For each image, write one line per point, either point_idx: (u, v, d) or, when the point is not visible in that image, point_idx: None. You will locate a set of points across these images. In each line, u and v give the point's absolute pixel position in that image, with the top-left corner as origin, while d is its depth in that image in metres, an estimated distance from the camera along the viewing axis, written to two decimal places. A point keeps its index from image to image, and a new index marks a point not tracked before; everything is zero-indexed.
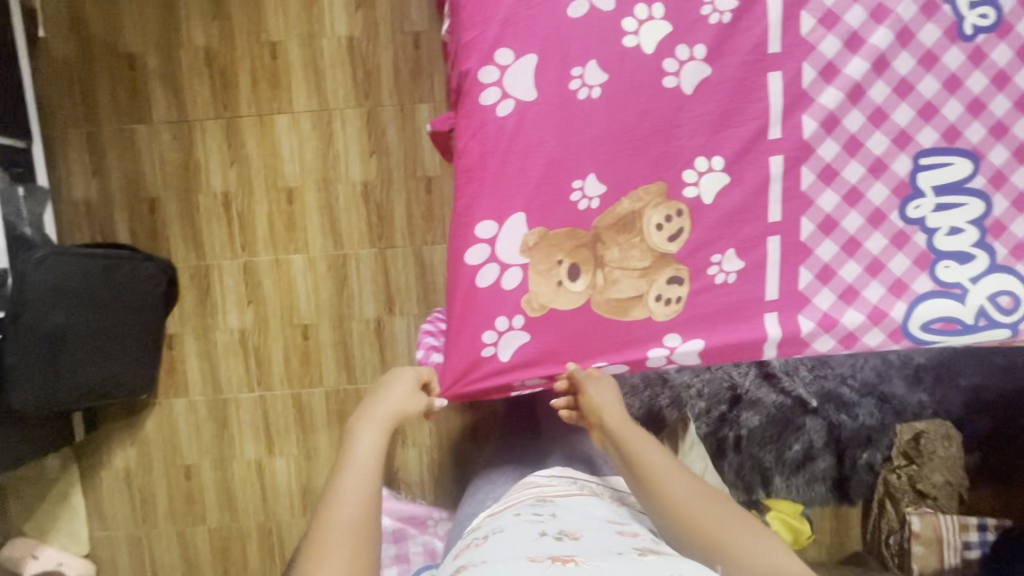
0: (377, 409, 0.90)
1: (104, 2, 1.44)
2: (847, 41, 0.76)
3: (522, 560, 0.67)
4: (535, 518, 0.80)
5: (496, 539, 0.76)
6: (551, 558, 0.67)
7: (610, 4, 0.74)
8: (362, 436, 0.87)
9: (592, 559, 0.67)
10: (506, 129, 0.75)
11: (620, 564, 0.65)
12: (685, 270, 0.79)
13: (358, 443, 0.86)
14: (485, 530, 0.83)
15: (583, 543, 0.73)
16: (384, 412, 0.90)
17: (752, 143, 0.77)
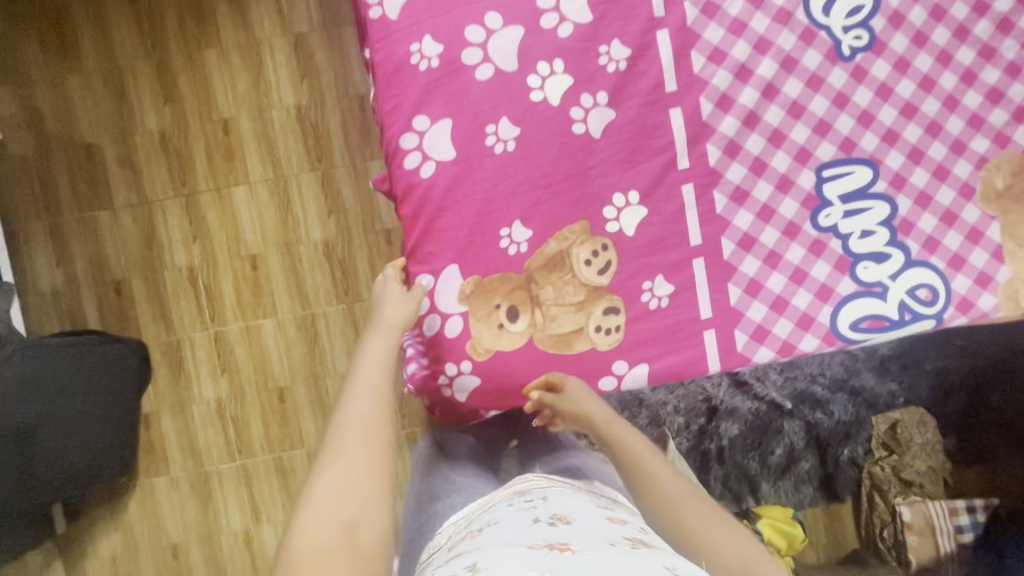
0: (380, 319, 0.80)
1: (58, 99, 1.50)
2: (737, 73, 0.84)
3: (519, 547, 0.65)
4: (529, 512, 0.78)
5: (490, 532, 0.73)
6: (549, 547, 0.65)
7: (514, 64, 0.80)
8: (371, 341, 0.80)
9: (590, 548, 0.65)
10: (432, 187, 0.80)
11: (614, 554, 0.64)
12: (619, 299, 0.81)
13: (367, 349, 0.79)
14: (478, 523, 0.80)
15: (582, 534, 0.71)
16: (388, 322, 0.80)
17: (663, 174, 0.83)
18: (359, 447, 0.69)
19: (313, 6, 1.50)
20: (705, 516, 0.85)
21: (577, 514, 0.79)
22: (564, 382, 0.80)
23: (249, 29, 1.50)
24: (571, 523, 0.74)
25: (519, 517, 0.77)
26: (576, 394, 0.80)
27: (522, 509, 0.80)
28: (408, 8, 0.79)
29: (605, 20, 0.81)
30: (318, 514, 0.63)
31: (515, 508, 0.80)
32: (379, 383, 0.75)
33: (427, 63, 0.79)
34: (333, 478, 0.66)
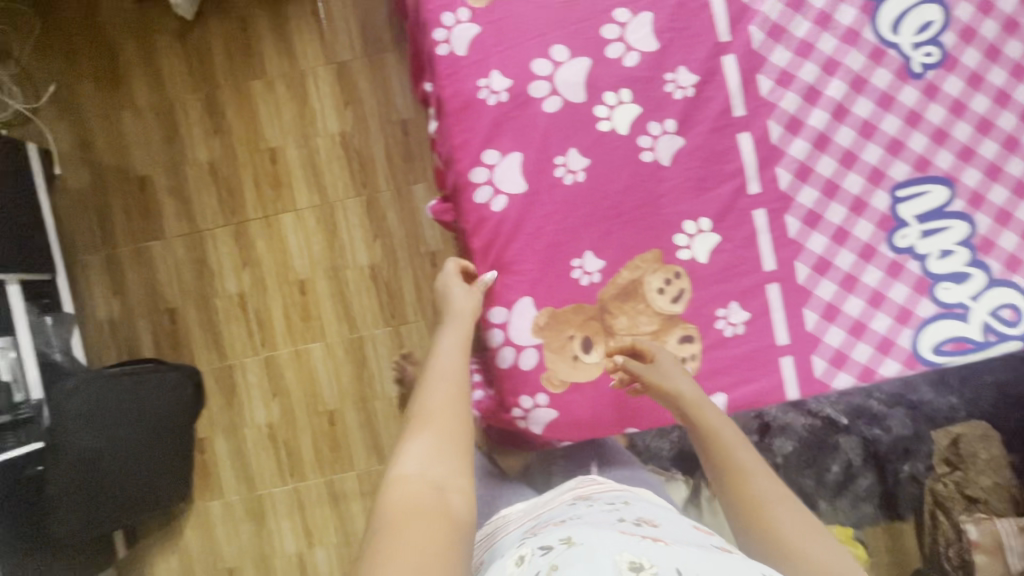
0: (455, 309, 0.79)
1: (111, 132, 1.54)
2: (805, 95, 0.82)
3: (612, 531, 0.63)
4: (613, 513, 0.75)
5: (575, 521, 0.71)
6: (643, 536, 0.63)
7: (582, 95, 0.80)
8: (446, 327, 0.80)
9: (683, 545, 0.62)
10: (503, 220, 0.80)
11: (711, 555, 0.60)
12: (694, 328, 0.81)
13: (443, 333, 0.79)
14: (559, 514, 0.79)
15: (672, 533, 0.68)
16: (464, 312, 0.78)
17: (733, 200, 0.82)
18: (440, 423, 0.66)
19: (356, 34, 1.52)
20: (802, 528, 0.70)
21: (662, 518, 0.74)
22: (655, 355, 0.77)
23: (294, 59, 1.53)
24: (657, 525, 0.70)
25: (604, 514, 0.74)
26: (667, 368, 0.77)
27: (604, 510, 0.77)
28: (476, 44, 0.80)
29: (671, 47, 0.81)
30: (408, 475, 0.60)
31: (599, 510, 0.77)
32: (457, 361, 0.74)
33: (495, 98, 0.79)
34: (420, 445, 0.63)
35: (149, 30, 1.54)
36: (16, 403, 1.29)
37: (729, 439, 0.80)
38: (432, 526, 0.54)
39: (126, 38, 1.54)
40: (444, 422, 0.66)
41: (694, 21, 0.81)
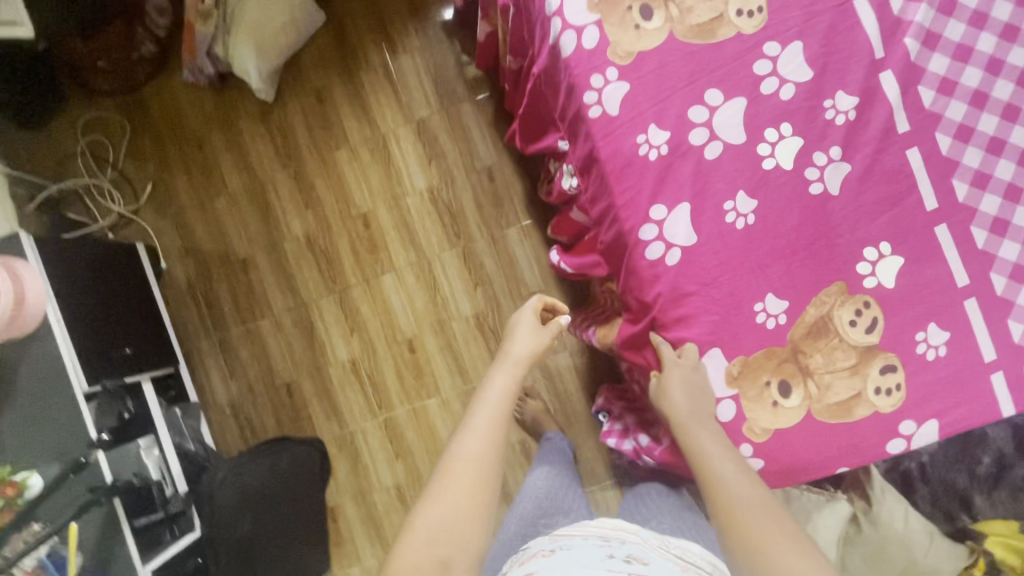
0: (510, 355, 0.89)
1: (209, 219, 1.59)
2: (972, 100, 0.79)
3: None
4: (599, 542, 0.63)
5: (552, 559, 0.59)
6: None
7: (742, 136, 0.78)
8: (494, 379, 0.83)
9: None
10: (681, 274, 0.78)
11: None
12: (895, 356, 0.77)
13: (490, 385, 0.81)
14: (549, 544, 0.66)
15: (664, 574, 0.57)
16: (516, 357, 0.88)
17: (913, 219, 0.78)
18: (471, 481, 0.66)
19: (430, 90, 1.55)
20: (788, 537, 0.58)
21: (651, 554, 0.63)
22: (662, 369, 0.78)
23: (373, 123, 1.56)
24: (648, 564, 0.59)
25: (589, 544, 0.62)
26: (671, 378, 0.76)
27: (592, 539, 0.64)
28: (627, 101, 0.79)
29: (826, 73, 0.79)
30: (428, 543, 0.60)
31: (586, 540, 0.64)
32: (497, 417, 0.74)
33: (656, 152, 0.78)
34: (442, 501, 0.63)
35: (231, 117, 1.59)
36: (168, 498, 1.25)
37: (711, 450, 0.71)
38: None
39: (211, 129, 1.59)
40: (472, 487, 0.65)
41: (846, 43, 0.79)
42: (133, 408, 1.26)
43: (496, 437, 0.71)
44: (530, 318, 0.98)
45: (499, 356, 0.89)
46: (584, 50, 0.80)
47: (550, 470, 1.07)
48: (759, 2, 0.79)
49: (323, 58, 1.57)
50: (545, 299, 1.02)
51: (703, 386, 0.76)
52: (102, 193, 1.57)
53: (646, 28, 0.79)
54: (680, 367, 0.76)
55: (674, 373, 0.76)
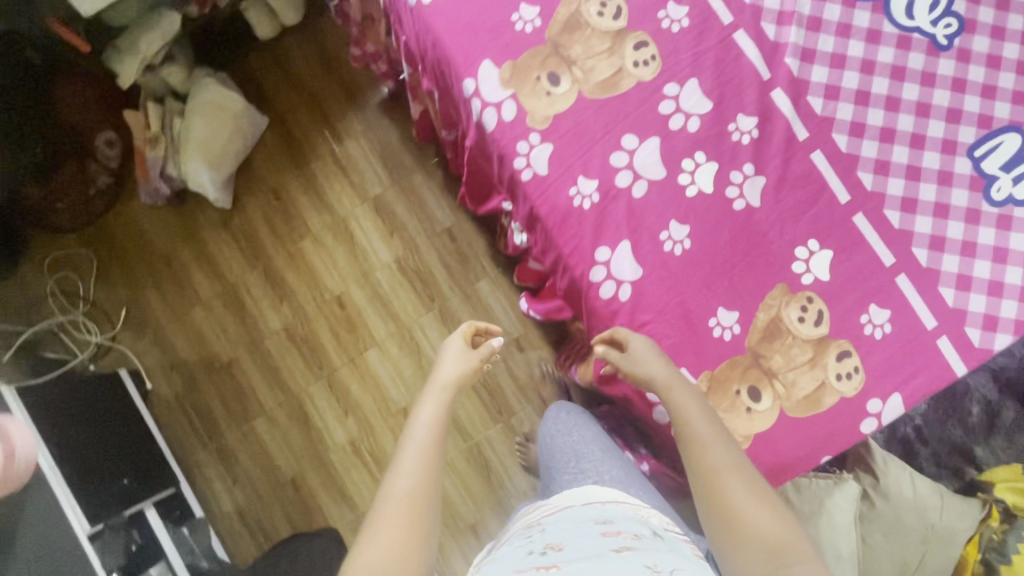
0: (437, 378, 0.90)
1: (188, 331, 1.62)
2: (856, 99, 0.88)
3: None
4: (525, 544, 0.65)
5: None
6: (538, 569, 0.56)
7: (662, 170, 0.85)
8: (421, 411, 0.84)
9: (585, 563, 0.55)
10: (635, 306, 0.84)
11: (594, 560, 0.55)
12: (847, 342, 0.83)
13: (418, 417, 0.83)
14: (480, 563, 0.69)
15: (578, 550, 0.60)
16: (443, 380, 0.90)
17: (832, 214, 0.85)
18: (404, 513, 0.67)
19: (379, 167, 1.62)
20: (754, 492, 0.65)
21: (564, 524, 0.68)
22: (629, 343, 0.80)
23: (331, 209, 1.62)
24: (564, 548, 0.61)
25: (514, 551, 0.64)
26: (639, 352, 0.78)
27: (518, 544, 0.67)
28: (554, 160, 0.86)
29: (724, 101, 0.87)
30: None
31: (511, 543, 0.68)
32: (424, 452, 0.75)
33: (589, 200, 0.85)
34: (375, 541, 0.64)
35: (194, 229, 1.63)
36: None
37: (692, 415, 0.73)
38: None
39: (177, 245, 1.64)
40: (405, 523, 0.66)
41: (735, 72, 0.88)
42: (139, 538, 1.27)
43: (425, 473, 0.73)
44: (461, 342, 0.97)
45: (427, 384, 0.90)
46: (506, 122, 0.87)
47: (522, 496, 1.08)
48: (652, 51, 0.88)
49: (274, 158, 1.63)
50: (477, 324, 1.01)
51: (660, 356, 0.78)
52: (77, 326, 1.59)
53: (556, 93, 0.87)
54: (643, 343, 0.80)
55: (639, 345, 0.79)
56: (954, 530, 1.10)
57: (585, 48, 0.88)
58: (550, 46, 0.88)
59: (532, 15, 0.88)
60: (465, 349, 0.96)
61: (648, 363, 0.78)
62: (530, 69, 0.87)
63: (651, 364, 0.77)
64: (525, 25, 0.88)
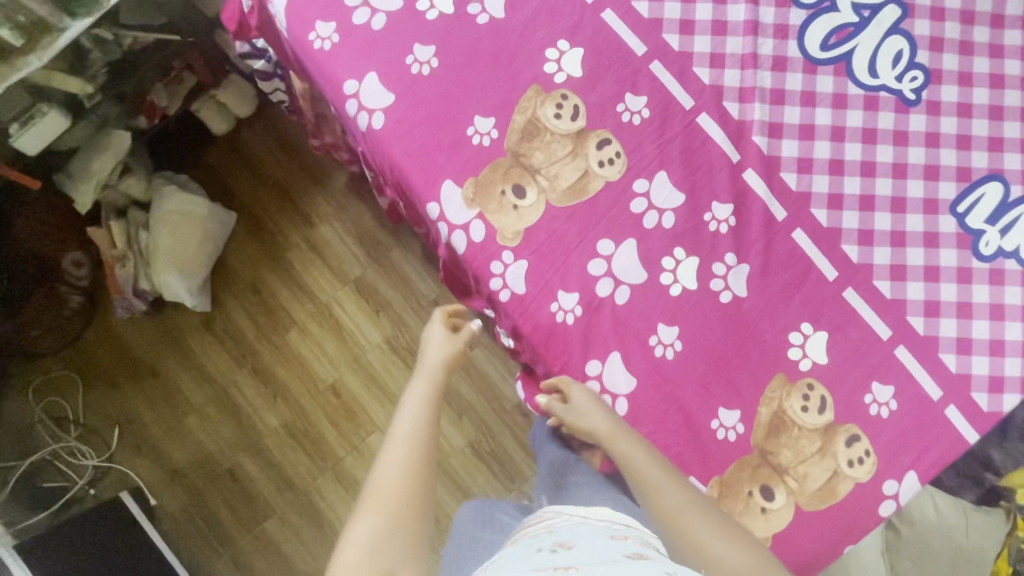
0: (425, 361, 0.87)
1: (185, 441, 1.58)
2: (830, 170, 0.85)
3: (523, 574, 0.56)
4: (532, 544, 0.66)
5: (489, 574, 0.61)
6: (555, 568, 0.56)
7: (642, 273, 0.83)
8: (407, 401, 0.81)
9: (601, 564, 0.55)
10: (634, 419, 0.81)
11: (613, 566, 0.54)
12: (855, 425, 0.81)
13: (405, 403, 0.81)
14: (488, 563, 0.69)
15: (589, 554, 0.60)
16: (431, 364, 0.86)
17: (822, 294, 0.83)
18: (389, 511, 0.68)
19: (356, 248, 1.59)
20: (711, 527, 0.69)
21: (575, 529, 0.68)
22: (572, 394, 0.78)
23: (312, 296, 1.59)
24: (575, 550, 0.61)
25: (523, 553, 0.63)
26: (581, 407, 0.77)
27: (526, 545, 0.66)
28: (530, 277, 0.83)
29: (696, 190, 0.84)
30: (358, 562, 0.64)
31: (519, 544, 0.68)
32: (415, 442, 0.74)
33: (572, 315, 0.82)
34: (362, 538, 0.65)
35: (178, 336, 1.60)
36: None
37: (640, 461, 0.73)
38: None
39: (162, 354, 1.60)
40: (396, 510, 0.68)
41: (704, 159, 0.85)
42: None
43: (420, 463, 0.73)
44: (441, 329, 0.90)
45: (415, 369, 0.86)
46: (476, 243, 0.84)
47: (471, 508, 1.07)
48: (616, 148, 0.85)
49: (248, 254, 1.59)
50: (449, 306, 0.93)
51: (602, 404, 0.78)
52: (72, 453, 1.55)
53: (524, 205, 0.84)
54: (584, 393, 0.78)
55: (581, 399, 0.77)
56: (980, 547, 1.11)
57: (546, 154, 0.85)
58: (511, 157, 0.85)
59: (487, 127, 0.85)
60: (447, 339, 0.88)
61: (591, 415, 0.77)
62: (493, 184, 0.84)
63: (595, 418, 0.76)
64: (481, 138, 0.85)
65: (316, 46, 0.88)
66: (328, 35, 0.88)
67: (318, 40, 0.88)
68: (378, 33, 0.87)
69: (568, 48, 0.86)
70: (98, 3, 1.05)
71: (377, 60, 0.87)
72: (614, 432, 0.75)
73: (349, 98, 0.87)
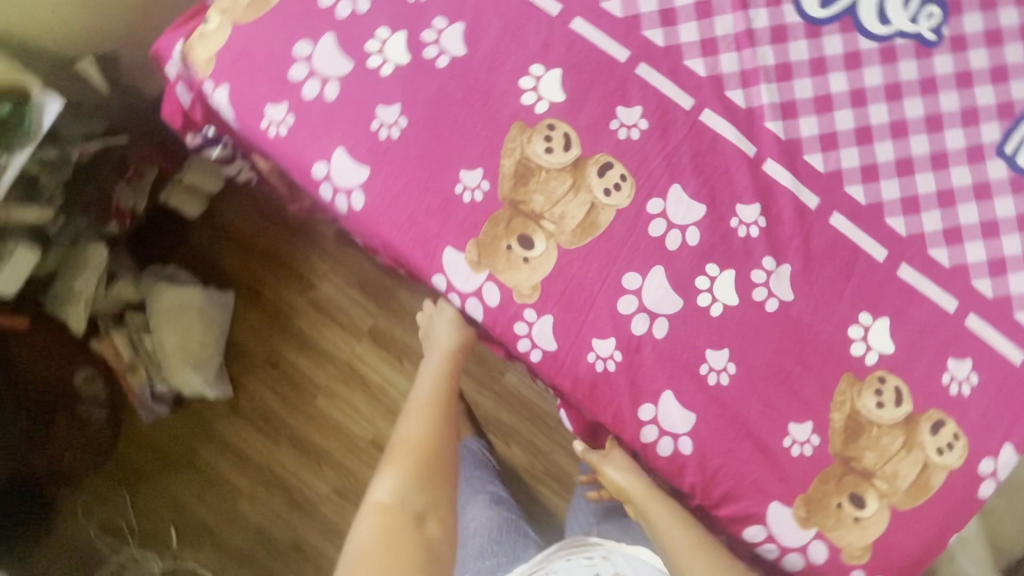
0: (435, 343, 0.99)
1: (241, 523, 1.48)
2: (858, 140, 0.77)
3: None
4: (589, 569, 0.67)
5: None
6: None
7: (678, 299, 0.76)
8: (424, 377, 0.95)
9: None
10: (702, 456, 0.76)
11: None
12: (937, 410, 0.75)
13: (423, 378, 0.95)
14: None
15: None
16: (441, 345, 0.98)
17: (874, 278, 0.76)
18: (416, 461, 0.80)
19: (361, 298, 1.52)
20: None
21: (634, 566, 0.69)
22: (612, 448, 0.82)
23: (329, 356, 1.51)
24: None
25: None
26: (619, 464, 0.80)
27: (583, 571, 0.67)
28: (559, 330, 0.77)
29: (715, 197, 0.77)
30: (386, 504, 0.74)
31: (573, 563, 0.69)
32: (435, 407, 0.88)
33: (612, 361, 0.76)
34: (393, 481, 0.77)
35: (208, 426, 1.51)
36: None
37: (673, 531, 0.73)
38: (412, 561, 0.68)
39: (195, 446, 1.51)
40: (417, 466, 0.79)
41: (716, 160, 0.77)
42: None
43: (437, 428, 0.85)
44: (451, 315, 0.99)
45: (429, 350, 0.99)
46: (493, 308, 0.78)
47: (490, 503, 1.07)
48: (619, 171, 0.77)
49: (254, 329, 1.52)
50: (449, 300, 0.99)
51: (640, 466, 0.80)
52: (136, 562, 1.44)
53: (535, 256, 0.77)
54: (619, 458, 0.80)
55: (617, 462, 0.80)
56: None
57: (546, 195, 0.77)
58: (509, 207, 0.77)
59: (476, 180, 0.78)
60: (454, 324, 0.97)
61: (629, 475, 0.79)
62: (497, 242, 0.77)
63: (632, 478, 0.78)
64: (472, 193, 0.78)
65: (271, 133, 0.80)
66: (281, 118, 0.80)
67: (272, 126, 0.80)
68: (335, 104, 0.79)
69: (544, 71, 0.79)
70: (32, 133, 0.97)
71: (341, 133, 0.79)
72: (649, 496, 0.77)
73: (322, 182, 0.79)
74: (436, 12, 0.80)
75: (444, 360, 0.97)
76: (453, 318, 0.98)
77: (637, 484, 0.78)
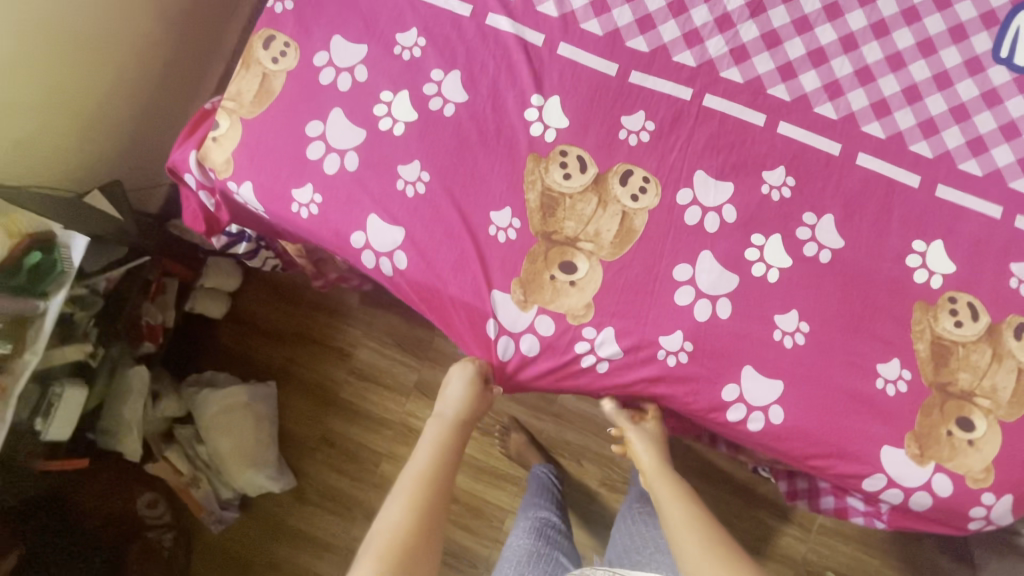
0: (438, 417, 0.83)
1: None
2: (860, 81, 0.79)
3: None
4: None
5: None
6: None
7: (733, 274, 0.77)
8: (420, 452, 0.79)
9: None
10: (801, 419, 0.75)
11: None
12: (1016, 315, 0.75)
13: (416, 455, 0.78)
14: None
15: None
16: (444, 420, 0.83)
17: (915, 205, 0.77)
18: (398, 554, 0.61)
19: (400, 355, 1.50)
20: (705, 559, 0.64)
21: None
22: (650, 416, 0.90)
23: (383, 422, 1.49)
24: None
25: None
26: (644, 435, 0.88)
27: None
28: (628, 332, 0.77)
29: (742, 169, 0.79)
30: None
31: None
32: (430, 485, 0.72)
33: (683, 353, 0.77)
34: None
35: (278, 522, 1.47)
36: None
37: (670, 506, 0.76)
38: None
39: (269, 545, 1.46)
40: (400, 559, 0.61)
41: (733, 134, 0.79)
42: None
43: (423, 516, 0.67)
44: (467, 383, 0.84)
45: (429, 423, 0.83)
46: (548, 337, 0.78)
47: (531, 530, 1.02)
48: (641, 175, 0.79)
49: (301, 414, 1.49)
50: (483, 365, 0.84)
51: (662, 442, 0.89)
52: None
53: (580, 278, 0.78)
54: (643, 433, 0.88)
55: (641, 433, 0.88)
56: None
57: (576, 219, 0.79)
58: (544, 240, 0.79)
59: (506, 220, 0.79)
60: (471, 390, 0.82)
61: (650, 446, 0.87)
62: (539, 276, 0.78)
63: (649, 452, 0.86)
64: (506, 233, 0.79)
65: (301, 216, 0.81)
66: (308, 199, 0.81)
67: (301, 208, 0.81)
68: (357, 172, 0.81)
69: (544, 100, 0.81)
70: (65, 272, 0.98)
71: (370, 199, 0.81)
72: (659, 469, 0.84)
73: (362, 250, 0.81)
74: (431, 65, 0.83)
75: (447, 435, 0.82)
76: (467, 385, 0.84)
77: (648, 459, 0.85)
